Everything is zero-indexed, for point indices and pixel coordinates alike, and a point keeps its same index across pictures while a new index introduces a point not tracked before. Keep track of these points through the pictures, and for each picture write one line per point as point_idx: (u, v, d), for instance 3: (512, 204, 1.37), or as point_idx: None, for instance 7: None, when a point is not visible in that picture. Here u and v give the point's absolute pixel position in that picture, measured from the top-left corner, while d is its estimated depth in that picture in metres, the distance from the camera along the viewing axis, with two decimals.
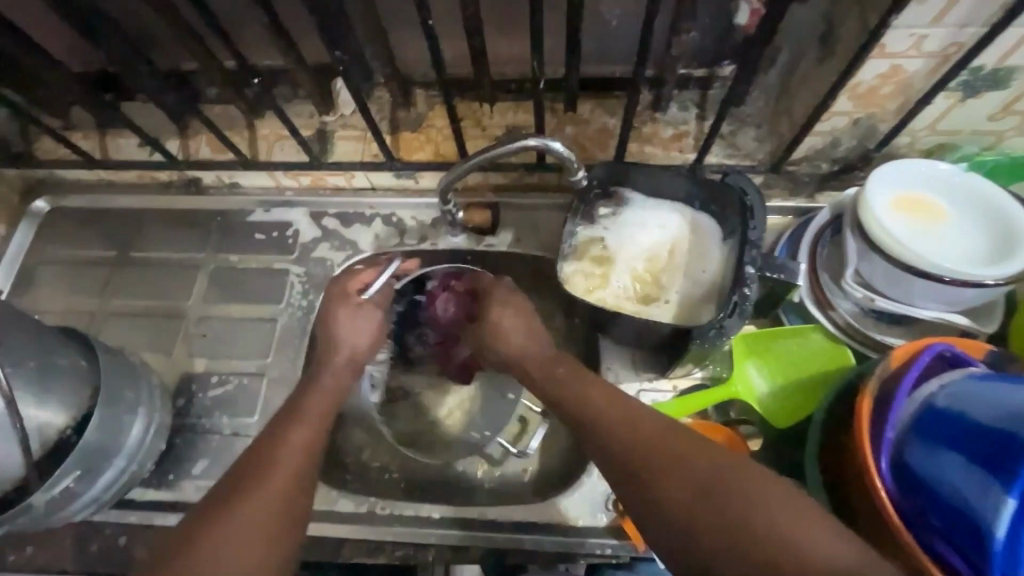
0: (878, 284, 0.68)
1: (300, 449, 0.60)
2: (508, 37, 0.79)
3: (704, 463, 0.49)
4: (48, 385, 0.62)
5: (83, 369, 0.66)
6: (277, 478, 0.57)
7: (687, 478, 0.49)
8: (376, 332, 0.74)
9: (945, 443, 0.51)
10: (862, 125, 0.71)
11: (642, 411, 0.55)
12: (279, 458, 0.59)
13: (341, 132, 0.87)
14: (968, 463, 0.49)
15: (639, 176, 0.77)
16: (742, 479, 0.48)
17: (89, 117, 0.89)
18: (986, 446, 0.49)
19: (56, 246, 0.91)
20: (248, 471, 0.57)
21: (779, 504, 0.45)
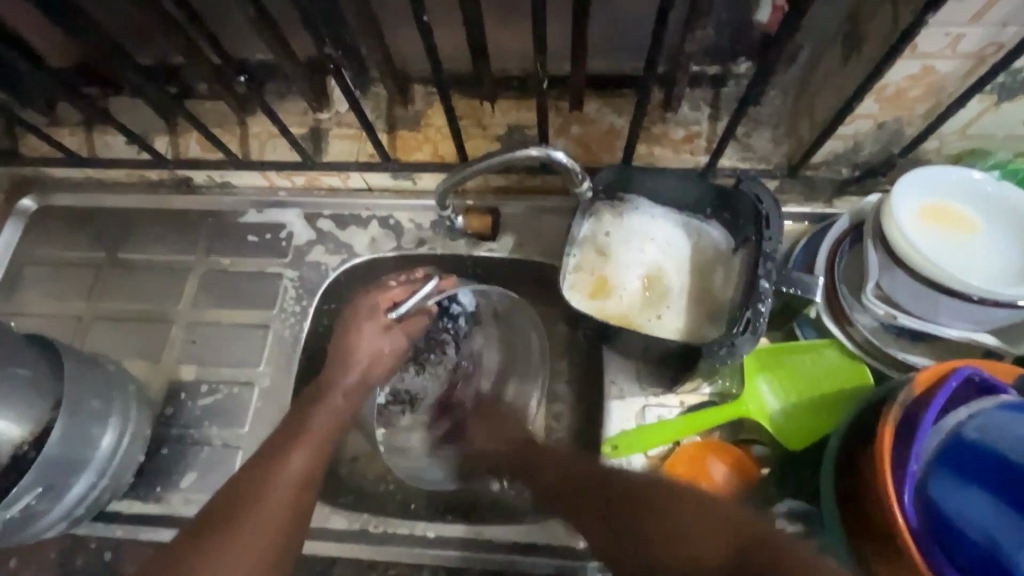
0: (901, 299, 0.63)
1: (304, 467, 0.61)
2: (510, 31, 0.75)
3: (660, 505, 0.54)
4: (1, 398, 0.60)
5: (34, 378, 0.63)
6: (276, 500, 0.58)
7: (654, 525, 0.54)
8: (393, 355, 0.73)
9: (974, 479, 0.49)
10: (888, 129, 0.66)
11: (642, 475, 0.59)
12: (277, 482, 0.59)
13: (335, 130, 0.83)
14: (998, 502, 0.48)
15: (647, 181, 0.73)
16: (693, 513, 0.53)
17: (75, 114, 0.86)
18: (1014, 485, 0.48)
19: (43, 247, 0.88)
20: (245, 491, 0.58)
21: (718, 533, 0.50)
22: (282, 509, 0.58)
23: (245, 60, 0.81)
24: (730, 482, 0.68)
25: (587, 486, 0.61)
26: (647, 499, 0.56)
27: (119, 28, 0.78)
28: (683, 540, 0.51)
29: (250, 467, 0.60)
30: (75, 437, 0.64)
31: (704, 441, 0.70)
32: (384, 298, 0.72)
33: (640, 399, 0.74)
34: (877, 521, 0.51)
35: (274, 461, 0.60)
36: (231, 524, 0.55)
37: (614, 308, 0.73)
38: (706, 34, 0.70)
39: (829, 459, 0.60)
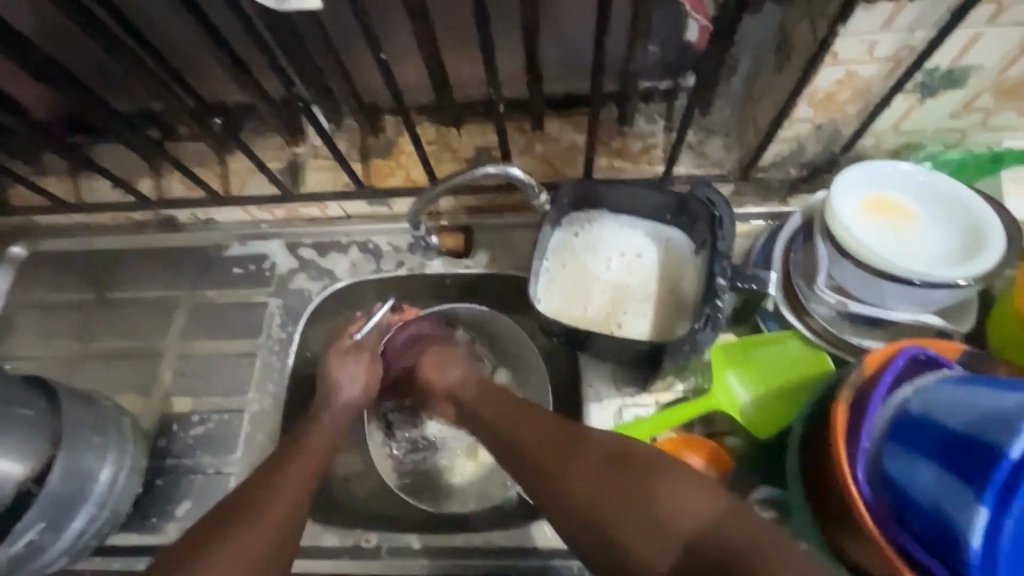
0: (850, 287, 0.67)
1: (297, 484, 0.63)
2: (470, 61, 0.79)
3: (646, 491, 0.53)
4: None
5: (36, 420, 0.65)
6: (278, 501, 0.60)
7: (620, 505, 0.53)
8: (369, 374, 0.76)
9: (917, 449, 0.51)
10: (826, 130, 0.71)
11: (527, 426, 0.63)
12: (277, 491, 0.61)
13: (312, 162, 0.87)
14: (942, 471, 0.48)
15: (608, 193, 0.78)
16: (678, 488, 0.52)
17: (61, 162, 0.90)
18: (958, 452, 0.48)
19: (34, 291, 0.91)
20: (239, 509, 0.59)
21: (698, 508, 0.51)
22: (265, 534, 0.57)
23: (221, 101, 0.85)
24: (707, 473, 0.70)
25: (563, 444, 0.59)
26: (631, 486, 0.54)
27: (101, 80, 0.82)
28: (672, 514, 0.51)
29: (245, 490, 0.61)
30: (73, 472, 0.66)
31: (679, 436, 0.73)
32: (348, 327, 0.78)
33: (617, 399, 0.77)
34: (834, 498, 0.55)
35: (267, 486, 0.62)
36: (221, 538, 0.56)
37: (587, 311, 0.77)
38: (651, 52, 0.75)
39: (793, 442, 0.62)
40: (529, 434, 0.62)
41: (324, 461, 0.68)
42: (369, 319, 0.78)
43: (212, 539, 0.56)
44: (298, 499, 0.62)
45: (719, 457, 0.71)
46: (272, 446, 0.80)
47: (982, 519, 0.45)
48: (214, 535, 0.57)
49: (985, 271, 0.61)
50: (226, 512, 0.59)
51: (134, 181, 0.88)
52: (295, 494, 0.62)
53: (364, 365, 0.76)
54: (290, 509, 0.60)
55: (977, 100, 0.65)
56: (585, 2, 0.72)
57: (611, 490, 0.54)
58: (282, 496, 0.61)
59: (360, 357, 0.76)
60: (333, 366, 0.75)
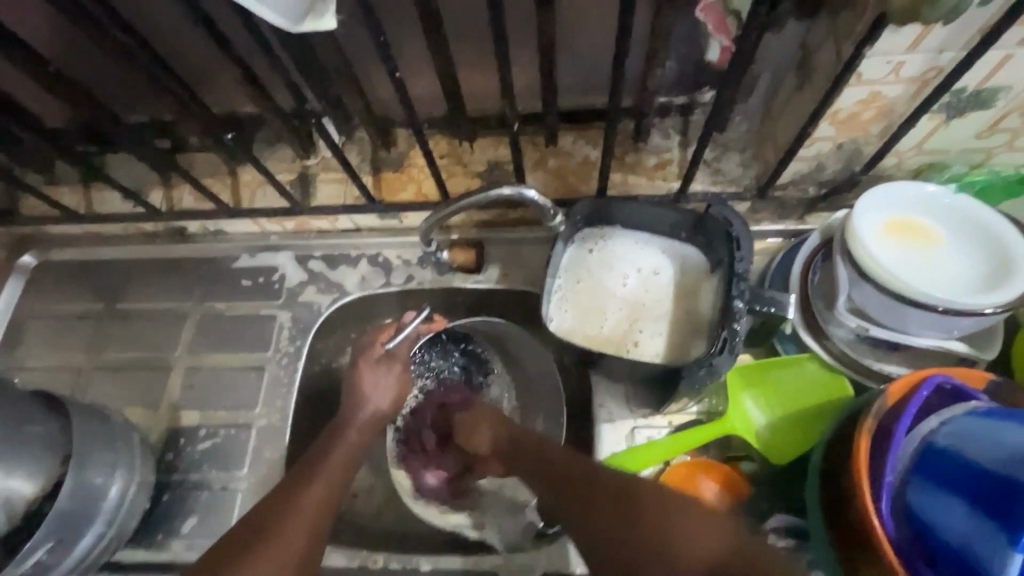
0: (872, 312, 0.65)
1: (316, 505, 0.61)
2: (484, 76, 0.78)
3: (667, 526, 0.51)
4: (11, 458, 0.61)
5: (50, 437, 0.65)
6: (298, 524, 0.59)
7: (635, 532, 0.52)
8: (397, 387, 0.76)
9: (946, 487, 0.49)
10: (847, 149, 0.69)
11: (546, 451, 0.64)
12: (299, 512, 0.60)
13: (323, 175, 0.87)
14: (972, 512, 0.47)
15: (623, 210, 0.77)
16: (700, 524, 0.50)
17: (73, 173, 0.90)
18: (989, 494, 0.47)
19: (44, 301, 0.91)
20: (255, 536, 0.57)
21: (714, 541, 0.49)
22: (287, 568, 0.56)
23: (233, 112, 0.85)
24: (721, 499, 0.69)
25: (592, 481, 0.58)
26: (652, 518, 0.52)
27: (113, 91, 0.82)
28: (680, 546, 0.49)
29: (251, 519, 0.60)
30: (83, 490, 0.65)
31: (693, 460, 0.71)
32: (378, 337, 0.78)
33: (628, 420, 0.76)
34: (857, 532, 0.53)
35: (279, 508, 0.60)
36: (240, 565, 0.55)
37: (599, 331, 0.76)
38: (668, 69, 0.73)
39: (813, 471, 0.61)
40: (561, 469, 0.61)
41: (346, 478, 0.67)
42: (400, 329, 0.78)
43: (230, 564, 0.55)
44: (318, 525, 0.60)
45: (736, 482, 0.70)
46: (279, 462, 0.79)
47: (1015, 566, 0.43)
48: (234, 563, 0.55)
49: (1012, 299, 0.59)
50: (240, 542, 0.57)
51: (145, 191, 0.88)
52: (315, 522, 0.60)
53: (394, 374, 0.76)
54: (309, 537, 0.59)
55: (1005, 121, 0.64)
56: (602, 18, 0.71)
57: (634, 522, 0.53)
58: (302, 520, 0.60)
59: (391, 368, 0.76)
60: (362, 376, 0.75)
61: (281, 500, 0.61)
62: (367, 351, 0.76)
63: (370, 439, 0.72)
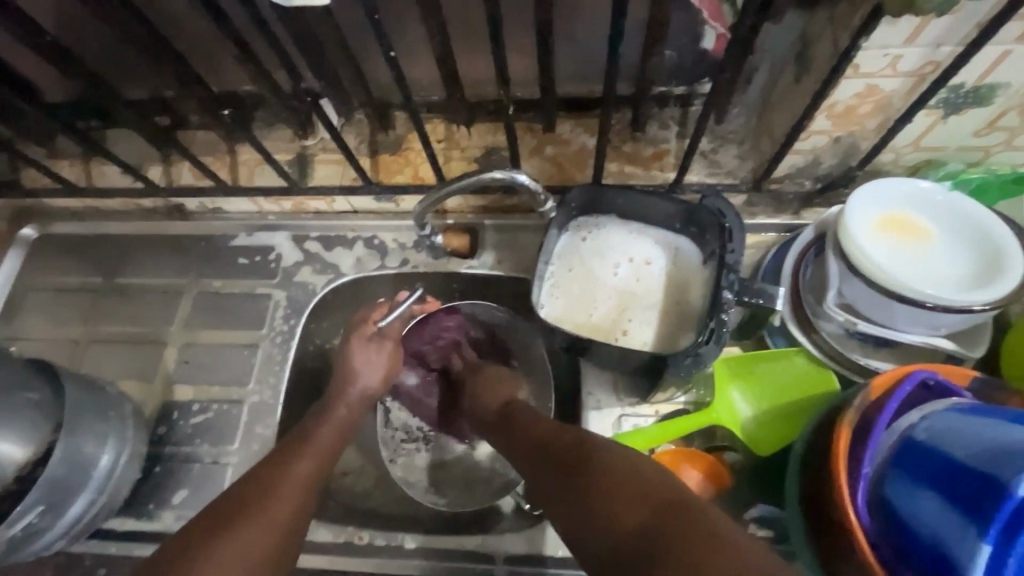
0: (860, 307, 0.66)
1: (305, 476, 0.63)
2: (483, 61, 0.78)
3: (614, 495, 0.50)
4: (3, 422, 0.63)
5: (43, 405, 0.66)
6: (290, 487, 0.61)
7: (580, 501, 0.52)
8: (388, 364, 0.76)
9: (921, 479, 0.50)
10: (843, 143, 0.69)
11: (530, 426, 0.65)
12: (288, 479, 0.62)
13: (321, 156, 0.87)
14: (945, 503, 0.47)
15: (616, 199, 0.77)
16: (630, 493, 0.50)
17: (74, 146, 0.91)
18: (961, 484, 0.47)
19: (43, 273, 0.92)
20: (247, 498, 0.59)
21: (634, 510, 0.48)
22: (275, 531, 0.57)
23: (232, 90, 0.85)
24: (704, 489, 0.69)
25: (575, 450, 0.57)
26: (600, 489, 0.51)
27: (113, 65, 0.83)
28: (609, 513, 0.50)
29: (238, 488, 0.61)
30: (74, 457, 0.66)
31: (678, 449, 0.72)
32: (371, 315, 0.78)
33: (615, 408, 0.76)
34: (834, 522, 0.53)
35: (269, 478, 0.62)
36: (235, 523, 0.56)
37: (589, 319, 0.76)
38: (667, 58, 0.73)
39: (794, 464, 0.61)
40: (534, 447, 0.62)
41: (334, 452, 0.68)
42: (392, 308, 0.77)
43: (225, 525, 0.56)
44: (304, 498, 0.62)
45: (721, 473, 0.70)
46: (270, 438, 0.80)
47: (984, 556, 0.43)
48: (229, 522, 0.56)
49: (1001, 297, 0.59)
50: (233, 503, 0.59)
51: (144, 167, 0.89)
52: (302, 496, 0.62)
53: (386, 352, 0.76)
54: (299, 502, 0.61)
55: (1003, 119, 0.63)
56: (601, 4, 0.70)
57: (588, 490, 0.52)
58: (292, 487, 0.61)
59: (383, 345, 0.76)
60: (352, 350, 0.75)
61: (270, 472, 0.62)
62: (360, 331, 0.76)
63: (360, 413, 0.74)
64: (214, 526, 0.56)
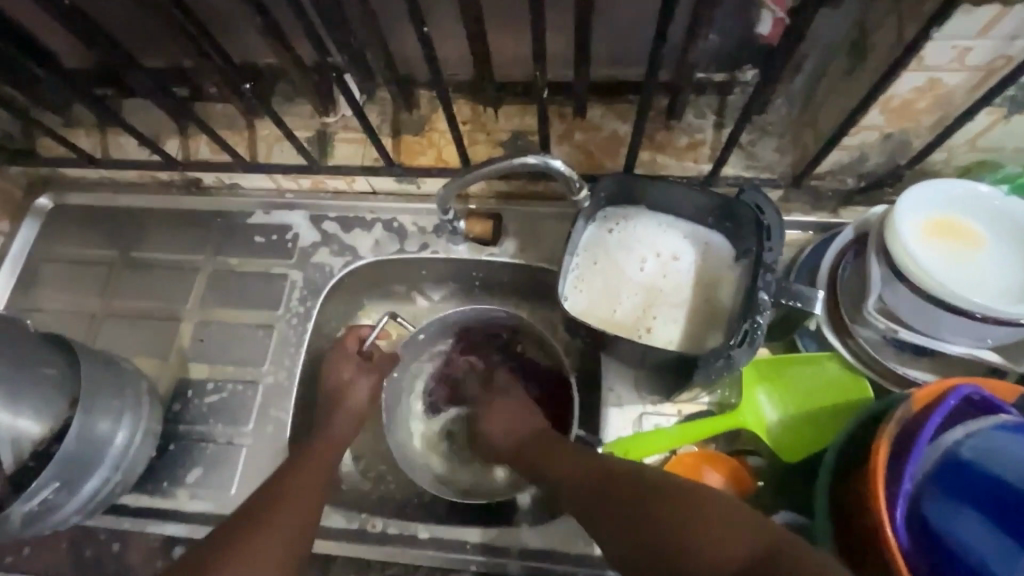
0: (902, 314, 0.63)
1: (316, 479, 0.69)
2: (514, 39, 0.74)
3: (701, 529, 0.49)
4: (20, 396, 0.63)
5: (61, 380, 0.66)
6: (302, 493, 0.67)
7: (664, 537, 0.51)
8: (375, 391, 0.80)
9: (963, 497, 0.50)
10: (894, 140, 0.65)
11: (569, 458, 0.66)
12: (297, 484, 0.67)
13: (342, 134, 0.85)
14: (986, 522, 0.49)
15: (648, 190, 0.74)
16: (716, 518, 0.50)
17: (90, 116, 0.89)
18: (1001, 504, 0.49)
19: (59, 244, 0.91)
20: (265, 503, 0.65)
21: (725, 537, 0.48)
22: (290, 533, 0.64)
23: (252, 63, 0.82)
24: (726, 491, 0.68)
25: (635, 487, 0.57)
26: (686, 527, 0.50)
27: (130, 33, 0.80)
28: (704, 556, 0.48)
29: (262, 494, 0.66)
30: (90, 434, 0.65)
31: (700, 451, 0.70)
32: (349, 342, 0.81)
33: (637, 406, 0.74)
34: (868, 538, 0.51)
35: (282, 481, 0.67)
36: (252, 530, 0.63)
37: (614, 314, 0.74)
38: (710, 42, 0.69)
39: (825, 473, 0.58)
40: (578, 478, 0.62)
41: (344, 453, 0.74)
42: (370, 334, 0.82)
43: (241, 535, 0.62)
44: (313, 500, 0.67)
45: (742, 476, 0.68)
46: (284, 421, 0.79)
47: None
48: (246, 530, 0.63)
49: None
50: (255, 505, 0.65)
51: (161, 140, 0.87)
52: (313, 502, 0.67)
53: (372, 378, 0.80)
54: (309, 502, 0.66)
55: None
56: None
57: (668, 527, 0.51)
58: (306, 489, 0.67)
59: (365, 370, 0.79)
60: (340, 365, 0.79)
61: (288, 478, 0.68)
62: (339, 346, 0.80)
63: (351, 423, 0.76)
64: (235, 531, 0.63)
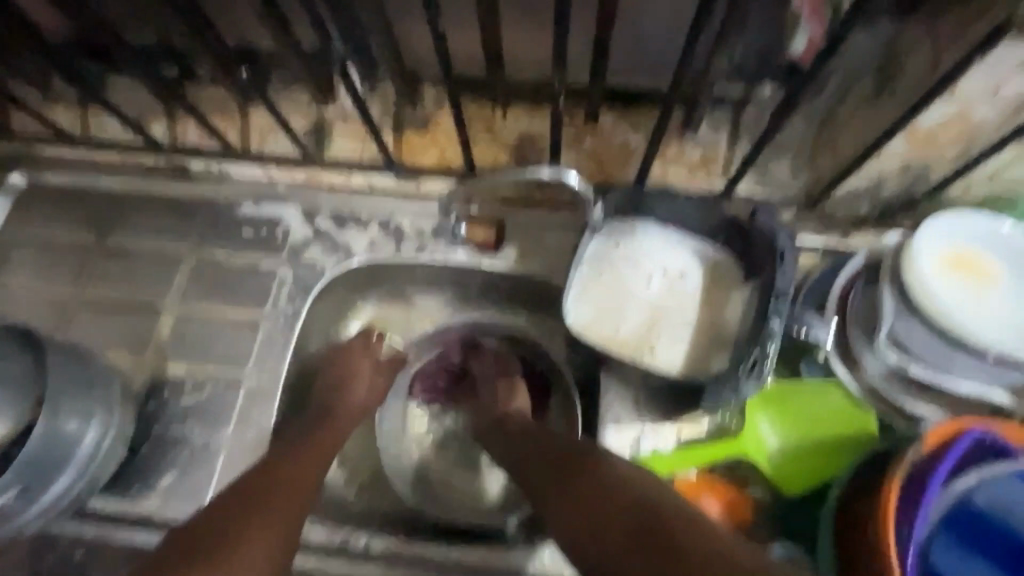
0: (915, 349, 0.61)
1: (299, 479, 0.63)
2: (528, 38, 0.71)
3: (612, 510, 0.51)
4: None
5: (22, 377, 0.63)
6: (284, 493, 0.61)
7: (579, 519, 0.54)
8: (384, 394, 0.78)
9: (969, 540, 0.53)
10: (914, 169, 0.64)
11: (527, 436, 0.68)
12: (281, 484, 0.61)
13: (341, 126, 0.81)
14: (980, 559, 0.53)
15: (659, 205, 0.71)
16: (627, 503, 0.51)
17: (71, 91, 0.83)
18: (998, 545, 0.53)
19: (31, 226, 0.85)
20: (238, 513, 0.58)
21: (628, 516, 0.50)
22: (275, 535, 0.57)
23: (249, 45, 0.78)
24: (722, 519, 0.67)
25: (570, 470, 0.58)
26: (600, 510, 0.52)
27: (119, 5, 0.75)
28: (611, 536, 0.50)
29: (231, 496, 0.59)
30: (55, 435, 0.62)
31: (699, 478, 0.69)
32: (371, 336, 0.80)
33: (637, 426, 0.70)
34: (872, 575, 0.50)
35: (263, 481, 0.61)
36: (230, 543, 0.55)
37: (616, 332, 0.72)
38: (732, 57, 0.67)
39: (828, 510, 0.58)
40: (530, 457, 0.65)
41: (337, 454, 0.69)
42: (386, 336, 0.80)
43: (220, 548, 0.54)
44: (295, 505, 0.60)
45: (738, 503, 0.68)
46: (266, 427, 0.75)
47: None
48: (220, 540, 0.55)
49: None
50: (225, 513, 0.57)
51: (147, 121, 0.82)
52: (297, 508, 0.60)
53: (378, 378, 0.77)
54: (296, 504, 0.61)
55: None
56: None
57: (587, 508, 0.54)
58: (289, 491, 0.61)
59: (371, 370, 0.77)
60: (345, 364, 0.76)
61: (257, 484, 0.61)
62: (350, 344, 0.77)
63: (342, 431, 0.72)
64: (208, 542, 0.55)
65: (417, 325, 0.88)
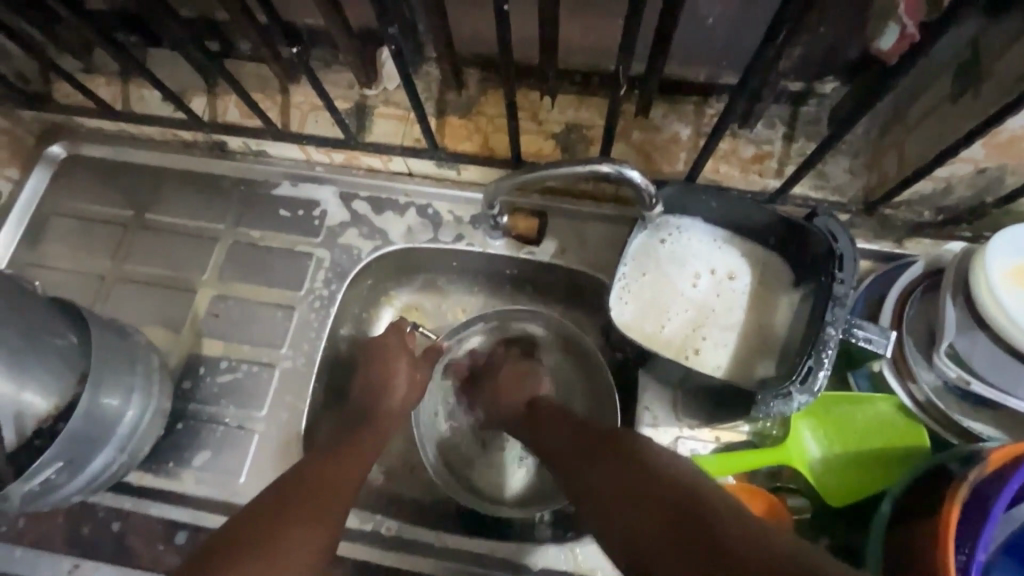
0: (976, 363, 0.59)
1: (339, 474, 0.63)
2: (582, 24, 0.69)
3: (644, 492, 0.50)
4: (25, 366, 0.58)
5: (72, 349, 0.61)
6: (324, 491, 0.61)
7: (614, 509, 0.52)
8: (417, 389, 0.75)
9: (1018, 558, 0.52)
10: (987, 176, 0.61)
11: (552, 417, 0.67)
12: (320, 480, 0.62)
13: (381, 109, 0.79)
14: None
15: (710, 202, 0.69)
16: (655, 483, 0.50)
17: (112, 62, 0.83)
18: None
19: (69, 198, 0.85)
20: (280, 509, 0.58)
21: (660, 494, 0.49)
22: (319, 532, 0.58)
23: (293, 23, 0.76)
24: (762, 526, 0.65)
25: (601, 448, 0.57)
26: (632, 486, 0.51)
27: None
28: (635, 513, 0.50)
29: (263, 502, 0.59)
30: (97, 412, 0.62)
31: (738, 483, 0.67)
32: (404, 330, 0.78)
33: (673, 430, 0.69)
34: None
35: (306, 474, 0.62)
36: (274, 536, 0.56)
37: (658, 331, 0.70)
38: (798, 51, 0.64)
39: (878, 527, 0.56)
40: (556, 437, 0.64)
41: (372, 442, 0.69)
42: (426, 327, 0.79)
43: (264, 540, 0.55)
44: (328, 504, 0.60)
45: (780, 509, 0.65)
46: (300, 410, 0.75)
47: None
48: (262, 531, 0.56)
49: None
50: (265, 509, 0.58)
51: (187, 96, 0.81)
52: (340, 502, 0.61)
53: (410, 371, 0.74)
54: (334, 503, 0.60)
55: None
56: None
57: (620, 484, 0.52)
58: (328, 489, 0.61)
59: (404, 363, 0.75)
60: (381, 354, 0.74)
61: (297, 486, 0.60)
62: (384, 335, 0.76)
63: (375, 419, 0.71)
64: (257, 530, 0.56)
65: (449, 314, 0.86)
